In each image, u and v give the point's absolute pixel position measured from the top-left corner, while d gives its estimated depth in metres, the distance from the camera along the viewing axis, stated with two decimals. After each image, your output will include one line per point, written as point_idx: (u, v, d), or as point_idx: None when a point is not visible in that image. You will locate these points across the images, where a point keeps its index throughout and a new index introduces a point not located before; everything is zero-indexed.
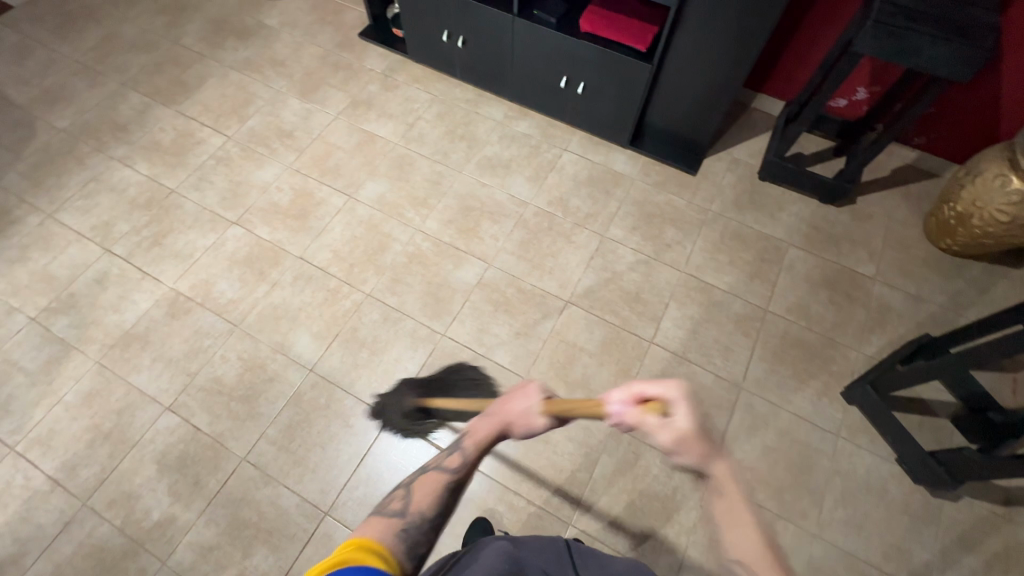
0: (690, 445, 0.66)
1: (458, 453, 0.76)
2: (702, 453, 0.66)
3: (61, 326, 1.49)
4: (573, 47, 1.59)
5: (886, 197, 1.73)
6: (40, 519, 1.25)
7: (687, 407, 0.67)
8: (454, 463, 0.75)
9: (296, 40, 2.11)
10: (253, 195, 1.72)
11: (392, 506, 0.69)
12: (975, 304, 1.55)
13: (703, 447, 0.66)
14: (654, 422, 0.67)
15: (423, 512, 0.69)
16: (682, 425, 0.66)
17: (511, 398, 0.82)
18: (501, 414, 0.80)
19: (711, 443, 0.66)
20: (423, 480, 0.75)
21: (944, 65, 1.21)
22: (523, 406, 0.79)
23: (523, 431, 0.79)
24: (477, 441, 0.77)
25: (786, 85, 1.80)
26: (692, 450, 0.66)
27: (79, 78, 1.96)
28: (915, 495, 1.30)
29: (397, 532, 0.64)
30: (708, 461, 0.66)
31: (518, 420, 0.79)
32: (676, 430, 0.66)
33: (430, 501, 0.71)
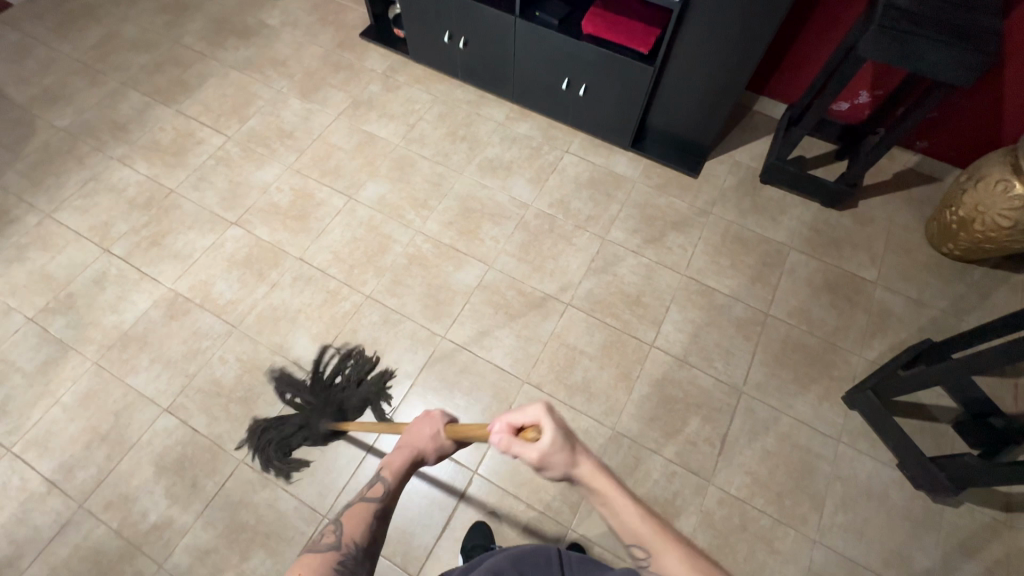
0: (557, 458, 0.67)
1: (380, 483, 0.81)
2: (568, 461, 0.67)
3: (59, 326, 1.48)
4: (575, 49, 1.58)
5: (888, 201, 1.72)
6: (36, 521, 1.24)
7: (551, 421, 0.68)
8: (377, 493, 0.80)
9: (297, 40, 2.10)
10: (253, 196, 1.72)
11: (324, 542, 0.73)
12: (977, 309, 1.54)
13: (567, 456, 0.67)
14: (526, 446, 0.67)
15: (355, 541, 0.74)
16: (547, 444, 0.66)
17: (417, 425, 0.87)
18: (412, 442, 0.86)
19: (572, 449, 0.68)
20: (350, 512, 0.78)
21: (948, 70, 1.21)
22: (430, 431, 0.86)
23: (435, 454, 0.86)
24: (395, 472, 0.82)
25: (788, 88, 1.80)
26: (561, 463, 0.67)
27: (79, 77, 1.96)
28: (916, 501, 1.30)
29: (331, 566, 0.69)
30: (575, 464, 0.68)
31: (429, 446, 0.85)
32: (543, 449, 0.66)
33: (361, 530, 0.76)
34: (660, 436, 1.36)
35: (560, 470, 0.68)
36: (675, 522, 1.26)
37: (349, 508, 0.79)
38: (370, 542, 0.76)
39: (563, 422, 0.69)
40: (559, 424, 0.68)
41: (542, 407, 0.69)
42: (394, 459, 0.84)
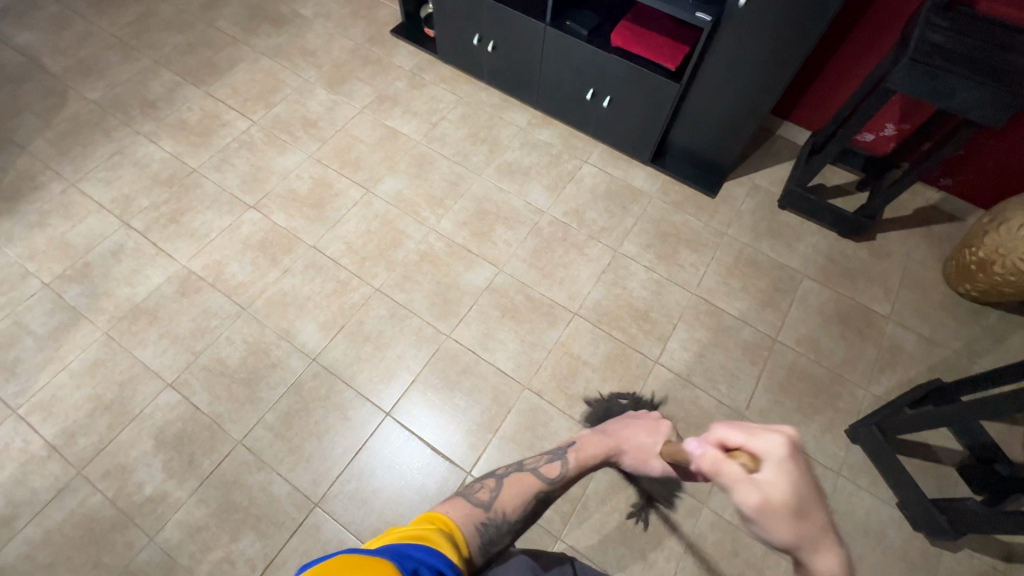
0: (789, 521, 0.55)
1: (559, 465, 0.91)
2: (806, 532, 0.56)
3: (73, 294, 1.50)
4: (602, 60, 1.59)
5: (907, 237, 1.71)
6: (35, 484, 1.26)
7: (783, 469, 0.57)
8: (551, 472, 0.89)
9: (329, 31, 2.13)
10: (273, 181, 1.74)
11: (480, 495, 0.78)
12: (990, 352, 1.52)
13: (792, 519, 0.55)
14: (736, 472, 0.58)
15: (509, 511, 0.78)
16: (771, 488, 0.56)
17: (638, 429, 1.05)
18: (624, 441, 1.03)
19: (811, 516, 0.57)
20: (519, 476, 0.86)
21: (977, 109, 1.21)
22: (650, 441, 1.02)
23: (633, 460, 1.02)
24: (584, 457, 0.96)
25: (814, 115, 1.79)
26: (781, 527, 0.55)
27: (113, 52, 1.99)
28: (913, 542, 1.27)
29: (478, 523, 0.72)
30: (800, 537, 0.56)
31: (637, 451, 1.02)
32: (760, 495, 0.56)
33: (516, 502, 0.81)
34: None
35: (778, 535, 0.56)
36: (666, 541, 1.25)
37: (519, 473, 0.87)
38: (521, 518, 0.79)
39: (796, 477, 0.57)
40: (796, 477, 0.57)
41: (778, 443, 0.58)
42: (589, 445, 0.99)
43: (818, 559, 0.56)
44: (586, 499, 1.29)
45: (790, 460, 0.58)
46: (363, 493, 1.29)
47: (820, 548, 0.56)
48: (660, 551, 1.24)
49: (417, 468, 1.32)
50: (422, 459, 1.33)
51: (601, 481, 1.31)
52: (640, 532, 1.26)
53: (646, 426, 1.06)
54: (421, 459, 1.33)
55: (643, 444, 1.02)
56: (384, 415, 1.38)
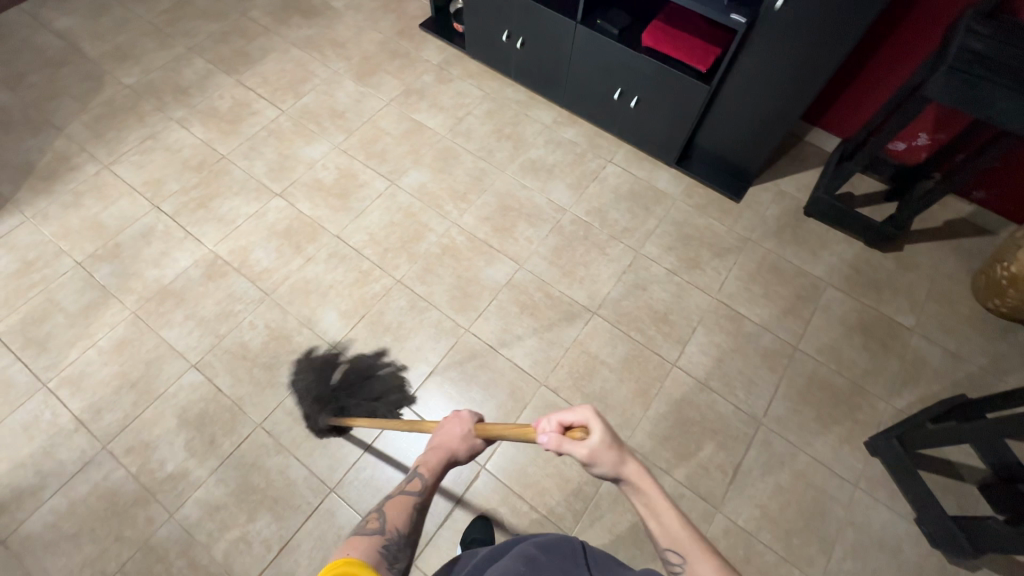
0: (606, 458, 0.65)
1: (417, 477, 0.78)
2: (621, 462, 0.66)
3: (104, 273, 1.54)
4: (631, 60, 1.59)
5: (935, 249, 1.67)
6: (62, 456, 1.30)
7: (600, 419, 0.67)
8: (416, 485, 0.77)
9: (359, 24, 2.15)
10: (299, 170, 1.76)
11: (368, 527, 0.69)
12: (1018, 370, 1.48)
13: (615, 455, 0.66)
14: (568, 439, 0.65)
15: (399, 529, 0.71)
16: (594, 439, 0.65)
17: (445, 426, 0.85)
18: (442, 443, 0.83)
19: (621, 449, 0.66)
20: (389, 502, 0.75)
21: (1016, 120, 1.18)
22: (461, 432, 0.84)
23: (465, 455, 0.83)
24: (432, 468, 0.79)
25: (845, 122, 1.77)
26: (608, 463, 0.66)
27: (149, 39, 2.04)
28: (930, 559, 1.25)
29: (379, 548, 0.65)
30: (625, 466, 0.67)
31: (461, 446, 0.83)
32: (588, 445, 0.65)
33: (402, 518, 0.72)
34: (671, 457, 1.35)
35: (606, 471, 0.66)
36: None
37: (386, 497, 0.75)
38: (413, 531, 0.73)
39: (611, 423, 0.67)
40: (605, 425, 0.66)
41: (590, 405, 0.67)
42: (426, 456, 0.81)
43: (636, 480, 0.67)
44: (598, 498, 1.29)
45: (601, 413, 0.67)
46: (377, 481, 1.31)
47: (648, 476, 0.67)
48: None
49: None
50: None
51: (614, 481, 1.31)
52: None
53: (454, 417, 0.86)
54: None
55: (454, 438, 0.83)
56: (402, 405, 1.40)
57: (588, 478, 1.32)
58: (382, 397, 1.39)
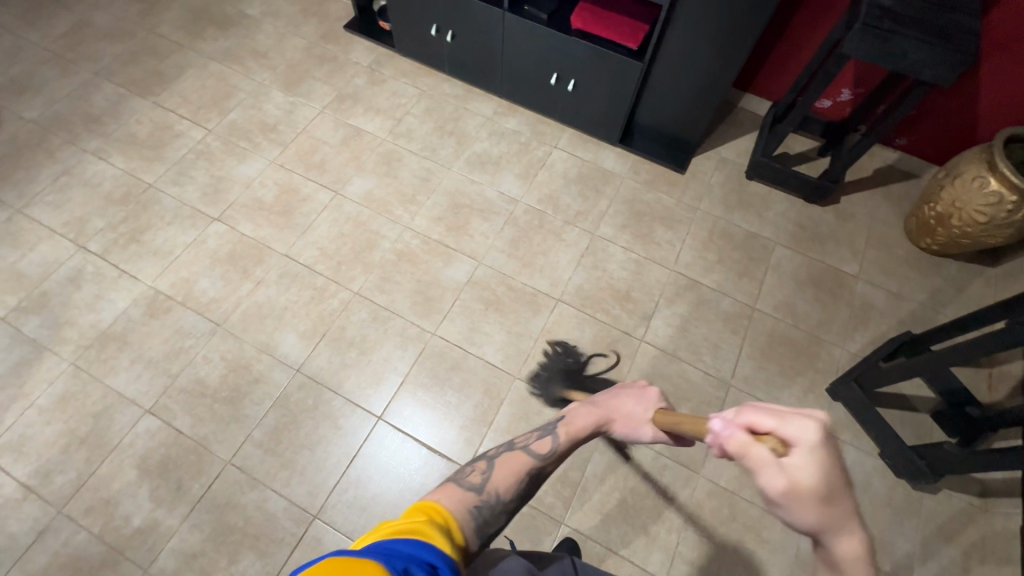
0: (813, 510, 0.48)
1: (550, 439, 0.78)
2: (826, 523, 0.49)
3: (32, 326, 1.43)
4: (563, 44, 1.58)
5: (869, 197, 1.76)
6: (13, 528, 1.20)
7: (819, 459, 0.49)
8: (543, 449, 0.77)
9: (279, 31, 2.05)
10: (236, 190, 1.68)
11: (472, 478, 0.70)
12: (953, 302, 1.59)
13: (820, 511, 0.49)
14: (764, 459, 0.51)
15: (500, 491, 0.69)
16: (807, 481, 0.48)
17: (618, 396, 0.86)
18: (608, 411, 0.84)
19: (837, 510, 0.49)
20: (510, 457, 0.76)
21: (930, 69, 1.24)
22: (634, 410, 0.83)
23: (622, 431, 0.83)
24: (573, 433, 0.79)
25: (773, 85, 1.83)
26: (809, 514, 0.49)
27: (49, 67, 1.88)
28: (896, 489, 1.33)
29: (470, 507, 0.64)
30: (824, 529, 0.50)
31: (620, 419, 0.83)
32: (795, 482, 0.48)
33: (508, 481, 0.72)
34: None
35: (803, 521, 0.50)
36: (666, 514, 1.28)
37: (508, 453, 0.77)
38: (516, 497, 0.71)
39: (836, 466, 0.50)
40: (831, 464, 0.49)
41: (815, 427, 0.49)
42: (578, 420, 0.82)
43: (838, 545, 0.50)
44: (585, 482, 1.31)
45: (828, 451, 0.49)
46: (362, 501, 1.27)
47: (858, 552, 0.50)
48: (661, 524, 1.27)
49: (414, 470, 1.31)
50: (418, 460, 1.32)
51: (599, 463, 1.33)
52: (640, 508, 1.29)
53: (632, 395, 0.86)
54: (417, 461, 1.32)
55: (628, 412, 0.83)
56: (376, 419, 1.36)
57: (573, 463, 1.32)
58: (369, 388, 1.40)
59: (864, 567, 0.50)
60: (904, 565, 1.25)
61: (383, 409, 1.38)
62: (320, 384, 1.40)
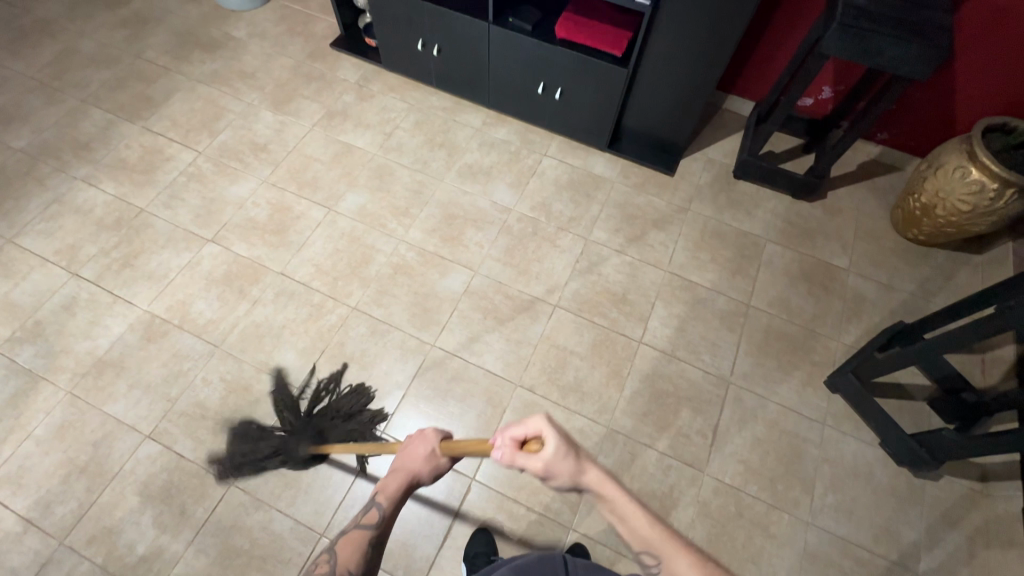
0: (560, 466, 0.72)
1: (375, 509, 0.85)
2: (575, 469, 0.72)
3: (27, 356, 1.41)
4: (549, 54, 1.61)
5: (854, 191, 1.80)
6: (14, 562, 1.18)
7: (552, 430, 0.73)
8: (372, 519, 0.85)
9: (266, 51, 2.07)
10: (228, 211, 1.68)
11: (318, 571, 0.79)
12: (943, 290, 1.62)
13: (570, 464, 0.72)
14: (527, 457, 0.72)
15: (349, 568, 0.80)
16: (551, 453, 0.71)
17: (410, 446, 0.90)
18: (407, 466, 0.88)
19: (575, 456, 0.73)
20: (347, 539, 0.84)
21: (906, 64, 1.28)
22: (425, 452, 0.88)
23: (430, 474, 0.88)
24: (389, 496, 0.86)
25: (756, 86, 1.86)
26: (563, 471, 0.72)
27: (36, 96, 1.88)
28: (899, 477, 1.35)
29: None
30: (581, 473, 0.73)
31: (423, 467, 0.87)
32: (545, 457, 0.71)
33: (353, 559, 0.81)
34: (653, 431, 1.38)
35: (565, 480, 0.72)
36: (673, 514, 1.28)
37: (344, 535, 0.84)
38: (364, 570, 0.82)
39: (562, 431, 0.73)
40: (561, 434, 0.73)
41: (541, 416, 0.74)
42: (390, 483, 0.87)
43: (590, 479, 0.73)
44: None
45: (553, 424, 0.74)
46: None
47: (602, 476, 0.74)
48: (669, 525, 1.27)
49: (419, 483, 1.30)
50: None
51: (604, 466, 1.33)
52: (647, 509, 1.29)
53: (421, 438, 0.90)
54: None
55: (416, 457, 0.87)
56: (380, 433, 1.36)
57: None
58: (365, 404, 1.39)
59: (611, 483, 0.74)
60: (911, 553, 1.26)
61: (384, 424, 1.37)
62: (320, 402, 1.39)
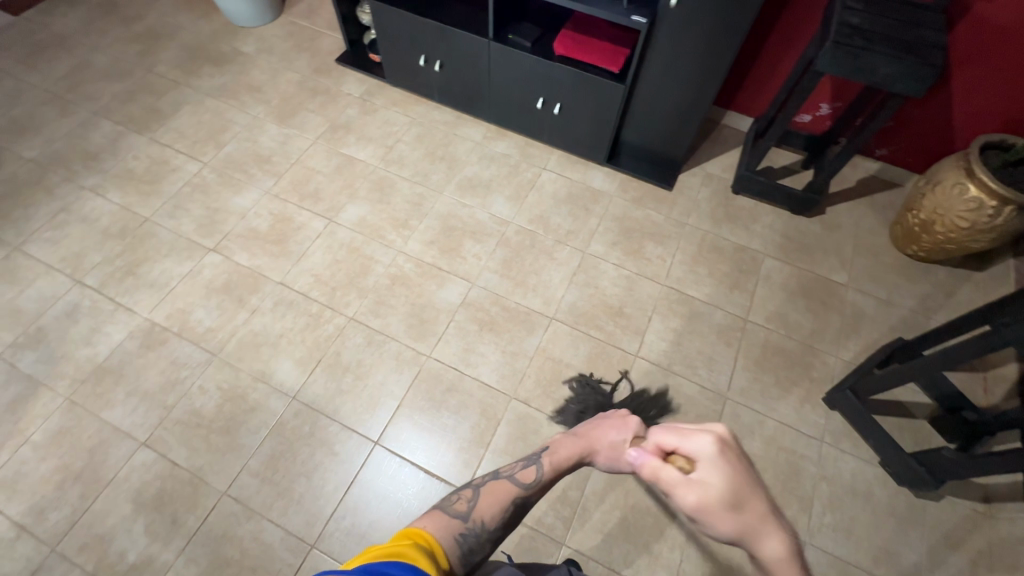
0: (721, 512, 0.60)
1: (534, 469, 0.79)
2: (738, 526, 0.60)
3: (27, 362, 1.43)
4: (548, 70, 1.63)
5: (854, 207, 1.80)
6: (6, 569, 1.18)
7: (717, 467, 0.62)
8: (527, 479, 0.78)
9: (273, 66, 2.11)
10: (231, 221, 1.70)
11: (457, 506, 0.71)
12: (943, 307, 1.60)
13: (734, 515, 0.60)
14: (675, 478, 0.63)
15: (485, 520, 0.71)
16: (708, 488, 0.61)
17: (606, 426, 0.83)
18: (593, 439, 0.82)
19: (743, 510, 0.60)
20: (494, 485, 0.77)
21: (900, 82, 1.28)
22: (617, 436, 0.81)
23: (606, 463, 0.81)
24: (556, 462, 0.80)
25: (753, 102, 1.88)
26: (724, 523, 0.60)
27: (48, 108, 1.93)
28: (899, 497, 1.32)
29: (456, 534, 0.66)
30: (751, 534, 0.60)
31: (607, 451, 0.80)
32: (698, 490, 0.61)
33: (492, 509, 0.73)
34: None
35: (724, 532, 0.60)
36: (667, 531, 1.27)
37: (495, 480, 0.78)
38: (500, 526, 0.72)
39: (731, 468, 0.62)
40: (728, 471, 0.62)
41: (708, 442, 0.63)
42: (562, 447, 0.82)
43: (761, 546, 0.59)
44: (585, 501, 1.30)
45: (722, 455, 0.63)
46: (360, 528, 1.26)
47: (780, 550, 0.59)
48: (663, 542, 1.25)
49: (411, 494, 1.30)
50: (415, 484, 1.31)
51: (598, 480, 1.32)
52: (641, 525, 1.27)
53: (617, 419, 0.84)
54: (414, 485, 1.31)
55: (607, 437, 0.81)
56: (373, 444, 1.36)
57: (572, 482, 1.31)
58: (361, 420, 1.39)
59: (789, 565, 0.59)
60: None
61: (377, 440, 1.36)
62: (315, 416, 1.39)
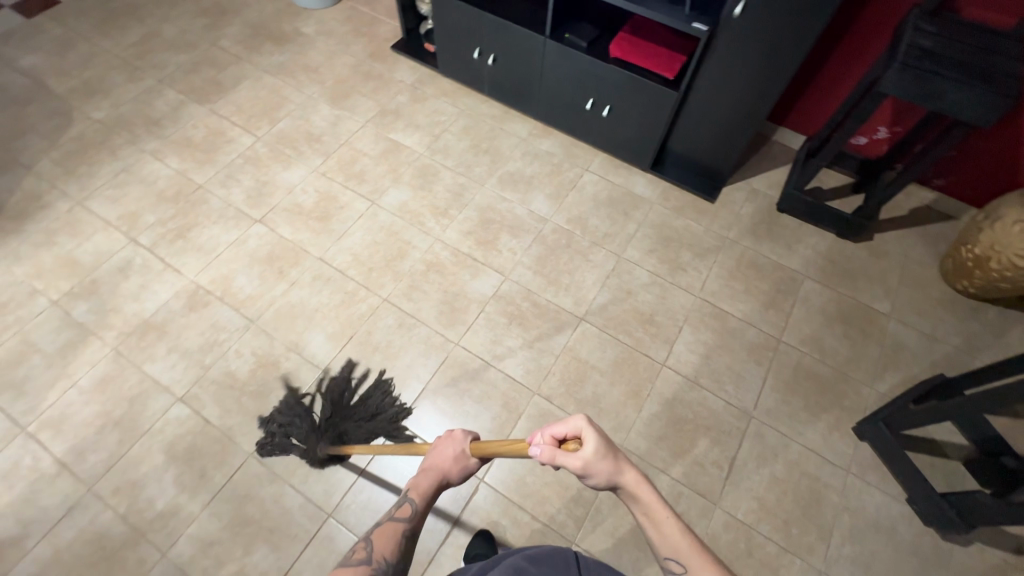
0: (602, 465, 0.66)
1: (407, 503, 0.81)
2: (612, 469, 0.68)
3: (81, 311, 1.51)
4: (601, 71, 1.63)
5: (904, 236, 1.74)
6: (45, 502, 1.25)
7: (592, 434, 0.67)
8: (406, 513, 0.80)
9: (330, 48, 2.17)
10: (278, 195, 1.76)
11: (356, 558, 0.74)
12: (990, 348, 1.54)
13: (609, 463, 0.67)
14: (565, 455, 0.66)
15: (386, 559, 0.74)
16: (591, 452, 0.66)
17: (439, 445, 0.86)
18: (437, 464, 0.84)
19: (615, 457, 0.68)
20: (381, 530, 0.79)
21: (967, 109, 1.23)
22: (454, 452, 0.84)
23: (460, 474, 0.84)
24: (420, 494, 0.81)
25: (809, 120, 1.84)
26: (604, 471, 0.67)
27: (118, 73, 2.02)
28: (924, 537, 1.28)
29: None
30: (621, 472, 0.68)
31: (454, 467, 0.83)
32: (586, 457, 0.66)
33: (390, 546, 0.76)
34: (668, 456, 1.36)
35: (603, 481, 0.68)
36: None
37: (379, 526, 0.79)
38: (400, 560, 0.76)
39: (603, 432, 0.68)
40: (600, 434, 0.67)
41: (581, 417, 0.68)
42: (418, 479, 0.83)
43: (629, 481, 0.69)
44: (599, 503, 1.29)
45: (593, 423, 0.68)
46: (375, 504, 1.29)
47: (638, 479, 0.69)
48: None
49: None
50: None
51: None
52: None
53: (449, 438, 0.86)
54: None
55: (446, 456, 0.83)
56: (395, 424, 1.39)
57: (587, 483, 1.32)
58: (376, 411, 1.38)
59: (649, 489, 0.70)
60: None
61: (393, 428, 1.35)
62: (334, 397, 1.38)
